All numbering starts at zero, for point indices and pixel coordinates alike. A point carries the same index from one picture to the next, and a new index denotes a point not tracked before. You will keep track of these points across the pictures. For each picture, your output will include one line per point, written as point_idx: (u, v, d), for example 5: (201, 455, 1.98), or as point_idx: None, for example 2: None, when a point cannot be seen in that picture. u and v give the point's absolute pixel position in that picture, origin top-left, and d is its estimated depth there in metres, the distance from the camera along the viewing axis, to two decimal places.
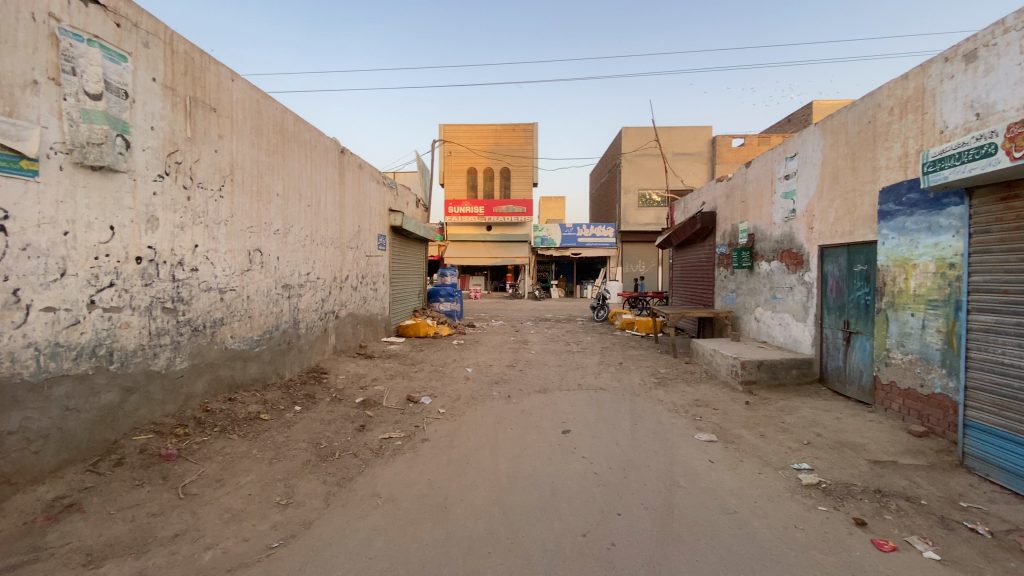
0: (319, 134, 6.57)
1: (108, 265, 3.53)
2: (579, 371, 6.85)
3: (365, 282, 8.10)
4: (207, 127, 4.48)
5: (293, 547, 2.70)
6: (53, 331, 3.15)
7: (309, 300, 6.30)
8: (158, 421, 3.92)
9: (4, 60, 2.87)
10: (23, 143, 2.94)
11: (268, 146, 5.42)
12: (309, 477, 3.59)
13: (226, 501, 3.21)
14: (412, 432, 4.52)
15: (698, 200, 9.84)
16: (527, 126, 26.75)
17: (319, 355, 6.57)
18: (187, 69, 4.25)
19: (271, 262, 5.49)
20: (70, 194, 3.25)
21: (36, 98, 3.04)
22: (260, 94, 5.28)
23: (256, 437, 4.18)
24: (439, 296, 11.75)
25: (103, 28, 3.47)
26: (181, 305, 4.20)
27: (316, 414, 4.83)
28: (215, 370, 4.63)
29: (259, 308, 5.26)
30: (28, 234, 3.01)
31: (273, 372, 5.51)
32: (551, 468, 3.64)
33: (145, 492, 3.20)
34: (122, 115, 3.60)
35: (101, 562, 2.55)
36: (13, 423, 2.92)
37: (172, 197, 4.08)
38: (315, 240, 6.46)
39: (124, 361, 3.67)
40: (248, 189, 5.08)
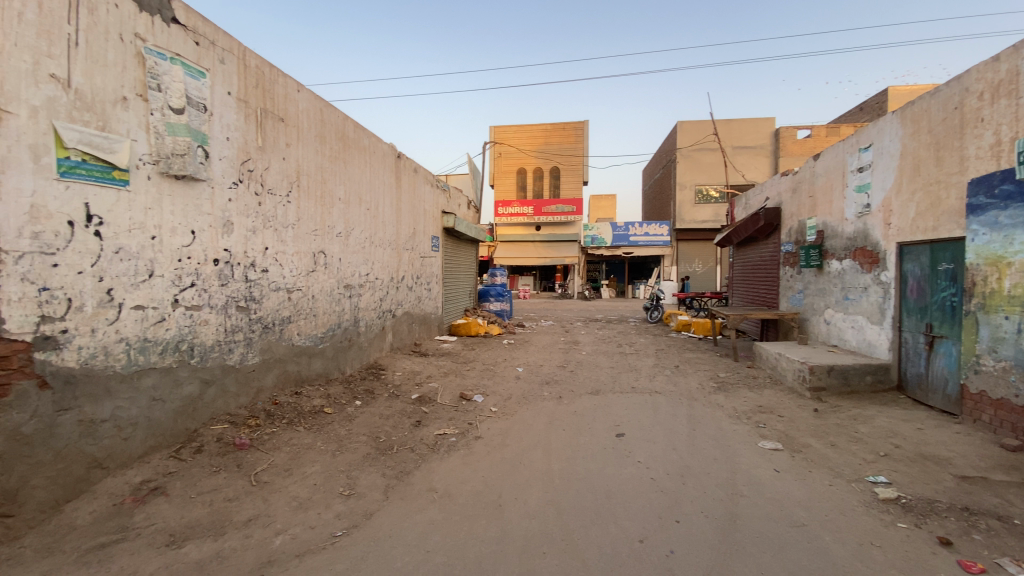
0: (377, 140, 6.81)
1: (190, 267, 3.82)
2: (632, 373, 6.71)
3: (420, 282, 8.31)
4: (276, 136, 4.75)
5: (355, 536, 2.81)
6: (141, 328, 3.44)
7: (368, 299, 6.54)
8: (232, 412, 4.20)
9: (100, 80, 3.16)
10: (115, 155, 3.22)
11: (331, 152, 5.68)
12: (369, 469, 3.73)
13: (294, 489, 3.39)
14: (466, 429, 4.59)
15: (761, 196, 9.37)
16: (578, 124, 26.49)
17: (376, 353, 6.81)
18: (258, 82, 4.52)
19: (333, 263, 5.74)
20: (157, 202, 3.54)
21: (127, 113, 3.32)
22: (323, 103, 5.54)
23: (320, 429, 4.39)
24: (489, 296, 11.88)
25: (184, 47, 3.76)
26: (254, 304, 4.48)
27: (375, 409, 5.00)
28: (284, 365, 4.91)
29: (323, 307, 5.51)
30: (121, 238, 3.30)
31: (335, 368, 5.77)
32: (605, 471, 3.58)
33: (222, 478, 3.43)
34: (201, 127, 3.89)
35: (182, 543, 2.76)
36: (107, 412, 3.20)
37: (245, 203, 4.35)
38: (374, 242, 6.69)
39: (203, 356, 3.96)
40: (312, 195, 5.33)
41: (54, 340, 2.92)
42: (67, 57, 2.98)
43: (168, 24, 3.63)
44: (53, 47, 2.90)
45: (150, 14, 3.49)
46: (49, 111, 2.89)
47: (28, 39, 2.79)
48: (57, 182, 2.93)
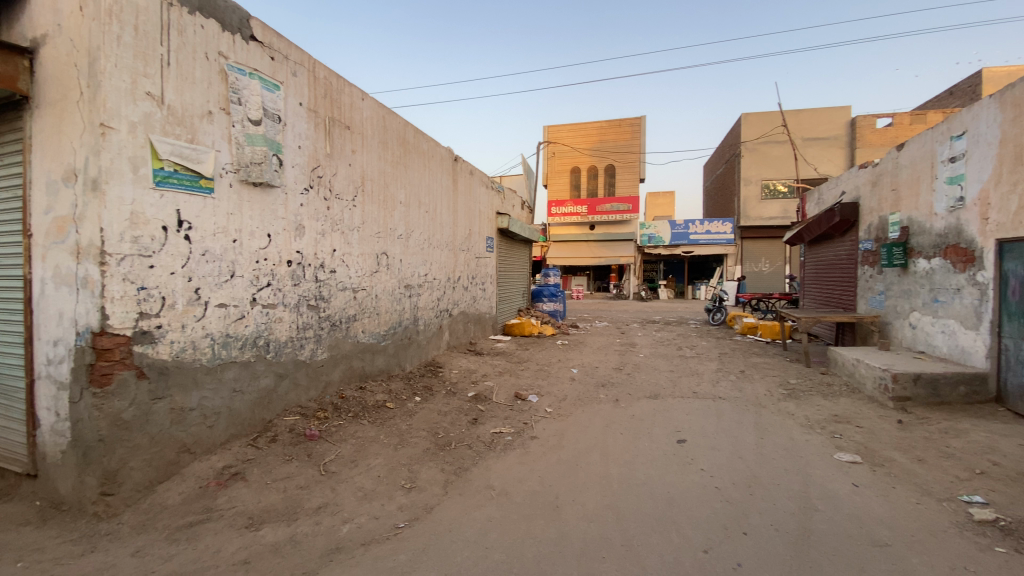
0: (436, 144, 6.99)
1: (266, 268, 4.08)
2: (694, 377, 6.47)
3: (475, 282, 8.44)
4: (343, 143, 4.99)
5: (417, 529, 2.89)
6: (224, 324, 3.72)
7: (426, 299, 6.72)
8: (303, 405, 4.45)
9: (188, 96, 3.44)
10: (202, 164, 3.50)
11: (393, 157, 5.88)
12: (429, 464, 3.82)
13: (360, 481, 3.54)
14: (522, 429, 4.61)
15: (836, 190, 8.77)
16: (635, 120, 25.83)
17: (434, 351, 6.98)
18: (326, 93, 4.77)
19: (395, 264, 5.94)
20: (237, 208, 3.81)
21: (212, 126, 3.60)
22: (385, 110, 5.75)
23: (383, 423, 4.56)
24: (543, 296, 11.88)
25: (261, 62, 4.02)
26: (323, 303, 4.73)
27: (434, 406, 5.13)
28: (349, 361, 5.14)
29: (385, 306, 5.72)
30: (206, 242, 3.58)
31: (396, 365, 5.97)
32: (666, 478, 3.48)
33: (294, 467, 3.65)
34: (276, 137, 4.15)
35: (260, 525, 2.96)
36: (195, 401, 3.48)
37: (315, 208, 4.60)
38: (432, 243, 6.87)
39: (278, 351, 4.22)
40: (376, 199, 5.55)
41: (150, 335, 3.21)
42: (160, 76, 3.26)
43: (247, 41, 3.91)
44: (149, 68, 3.19)
45: (231, 33, 3.77)
46: (146, 126, 3.18)
47: (127, 61, 3.07)
48: (153, 191, 3.21)
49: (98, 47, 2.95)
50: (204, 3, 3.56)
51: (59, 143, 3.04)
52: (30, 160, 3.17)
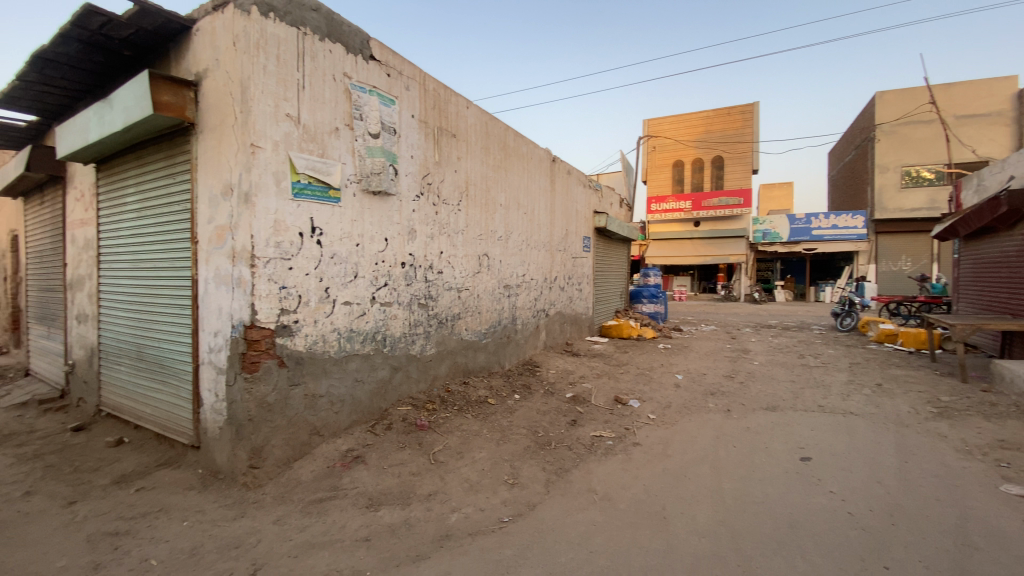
0: (535, 146, 7.08)
1: (383, 269, 4.42)
2: (818, 389, 5.87)
3: (572, 283, 8.41)
4: (450, 150, 5.24)
5: (521, 525, 2.96)
6: (349, 320, 4.09)
7: (525, 299, 6.82)
8: (414, 396, 4.76)
9: (319, 116, 3.83)
10: (330, 176, 3.89)
11: (494, 161, 6.06)
12: (530, 462, 3.89)
13: (466, 472, 3.70)
14: (623, 434, 4.51)
15: (1003, 175, 7.44)
16: (747, 107, 23.96)
17: (531, 350, 7.07)
18: (435, 103, 5.04)
19: (496, 265, 6.11)
20: (359, 214, 4.17)
21: (338, 141, 3.98)
22: (488, 116, 5.94)
23: (486, 418, 4.72)
24: (643, 296, 11.53)
25: (379, 79, 4.37)
26: (431, 302, 5.01)
27: (533, 404, 5.20)
28: (454, 356, 5.38)
29: (487, 305, 5.92)
30: (334, 245, 3.96)
31: (496, 362, 6.15)
32: (786, 498, 3.20)
33: (407, 454, 3.91)
34: (392, 148, 4.48)
35: (378, 507, 3.21)
36: (324, 389, 3.87)
37: (425, 213, 4.89)
38: (530, 244, 6.97)
39: (393, 346, 4.54)
40: (478, 202, 5.75)
41: (289, 329, 3.62)
42: (297, 99, 3.67)
43: (367, 61, 4.26)
44: (288, 92, 3.61)
45: (354, 55, 4.13)
46: (286, 145, 3.59)
47: (272, 88, 3.50)
48: (292, 202, 3.63)
49: (248, 77, 3.38)
50: (332, 30, 3.94)
51: (219, 163, 3.54)
52: (197, 178, 3.74)
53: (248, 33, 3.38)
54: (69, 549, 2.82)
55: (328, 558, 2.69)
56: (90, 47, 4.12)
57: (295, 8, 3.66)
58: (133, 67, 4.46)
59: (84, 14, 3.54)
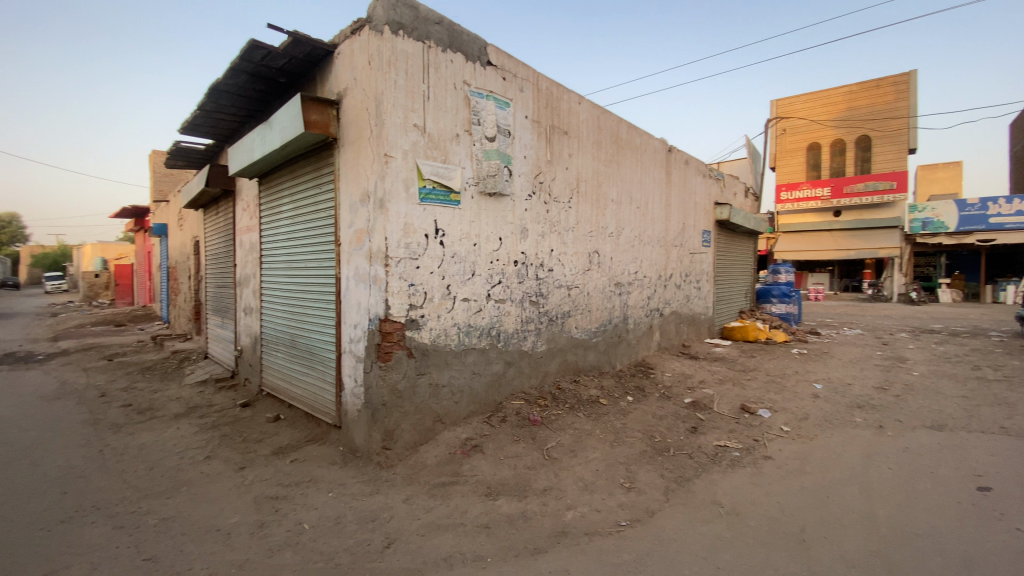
0: (650, 137, 6.81)
1: (498, 268, 4.57)
2: (1002, 408, 4.90)
3: (689, 280, 7.97)
4: (561, 148, 5.25)
5: (640, 531, 2.88)
6: (467, 316, 4.29)
7: (637, 297, 6.61)
8: (526, 391, 4.86)
9: (442, 123, 4.07)
10: (451, 180, 4.10)
11: (606, 156, 5.95)
12: (648, 467, 3.76)
13: (580, 471, 3.69)
14: (751, 446, 4.17)
15: None
16: (903, 77, 20.57)
17: (645, 351, 6.84)
18: (548, 102, 5.08)
19: (607, 262, 6.01)
20: (477, 215, 4.35)
21: (459, 147, 4.19)
22: (601, 110, 5.84)
23: (598, 418, 4.66)
24: (771, 296, 10.55)
25: (495, 84, 4.51)
26: (542, 300, 5.06)
27: (648, 407, 5.03)
28: (565, 354, 5.39)
29: (597, 303, 5.83)
30: (455, 245, 4.18)
31: (607, 362, 6.05)
32: (959, 532, 2.73)
33: (522, 447, 4.01)
34: (507, 149, 4.60)
35: (496, 496, 3.34)
36: (445, 379, 4.12)
37: (537, 211, 4.95)
38: (643, 240, 6.73)
39: (506, 342, 4.67)
40: (589, 198, 5.69)
41: (416, 323, 3.90)
42: (423, 109, 3.93)
43: (485, 67, 4.42)
44: (416, 104, 3.88)
45: (472, 62, 4.31)
46: (413, 152, 3.87)
47: (402, 101, 3.79)
48: (419, 207, 3.90)
49: (382, 93, 3.69)
50: (453, 40, 4.15)
51: (357, 172, 3.92)
52: (339, 187, 4.18)
53: (381, 52, 3.69)
54: (241, 507, 3.33)
55: (452, 540, 2.85)
56: (254, 77, 4.81)
57: (421, 24, 3.92)
58: (286, 92, 5.10)
59: (249, 48, 4.14)
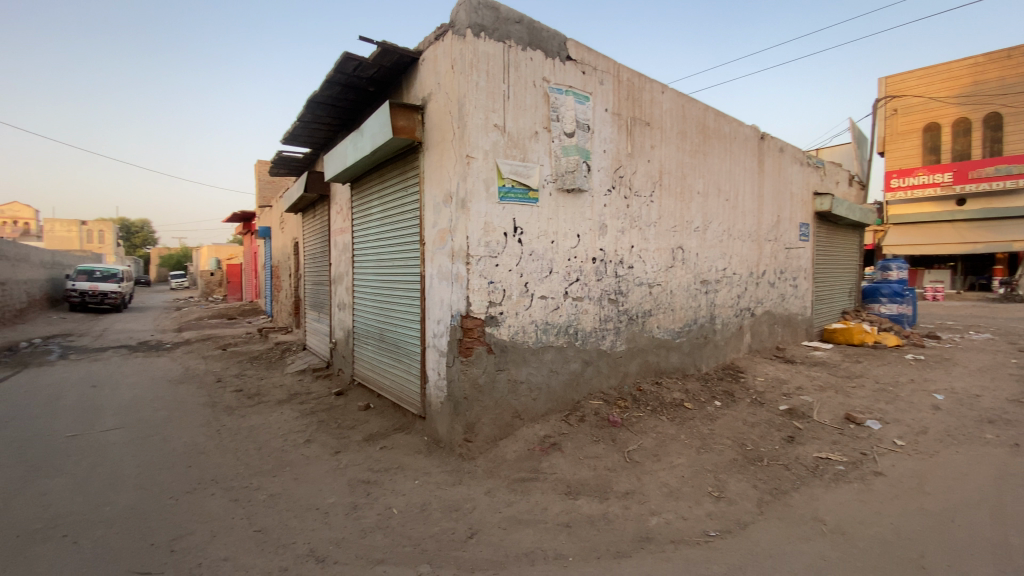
0: (740, 124, 6.40)
1: (576, 265, 4.52)
2: None
3: (784, 278, 7.40)
4: (643, 140, 5.08)
5: (730, 543, 2.73)
6: (545, 314, 4.29)
7: (725, 296, 6.25)
8: (605, 391, 4.77)
9: (521, 122, 4.09)
10: (530, 178, 4.11)
11: (692, 146, 5.68)
12: (738, 477, 3.55)
13: (664, 476, 3.56)
14: (858, 460, 3.80)
15: None
16: None
17: (734, 353, 6.45)
18: (629, 94, 4.93)
19: (691, 259, 5.73)
20: (555, 212, 4.33)
21: (538, 144, 4.20)
22: (686, 98, 5.57)
23: (683, 423, 4.47)
24: (880, 295, 9.52)
25: (575, 78, 4.45)
26: (622, 298, 4.94)
27: (738, 413, 4.74)
28: (646, 354, 5.22)
29: (681, 301, 5.59)
30: (533, 243, 4.19)
31: (692, 364, 5.78)
32: None
33: (602, 448, 3.94)
34: (586, 145, 4.53)
35: (576, 495, 3.32)
36: (524, 375, 4.15)
37: (617, 207, 4.84)
38: (732, 235, 6.34)
39: (584, 340, 4.61)
40: (673, 191, 5.46)
41: (495, 320, 3.96)
42: (503, 109, 3.98)
43: (564, 62, 4.38)
44: (496, 104, 3.93)
45: (552, 59, 4.29)
46: (494, 152, 3.93)
47: (483, 102, 3.86)
48: (498, 205, 3.95)
49: (464, 95, 3.79)
50: (533, 38, 4.15)
51: (441, 174, 4.05)
52: (424, 188, 4.35)
53: (464, 55, 3.78)
54: (337, 489, 3.58)
55: (533, 536, 2.87)
56: (347, 88, 5.13)
57: (501, 24, 3.96)
58: (375, 100, 5.39)
59: (343, 60, 4.42)
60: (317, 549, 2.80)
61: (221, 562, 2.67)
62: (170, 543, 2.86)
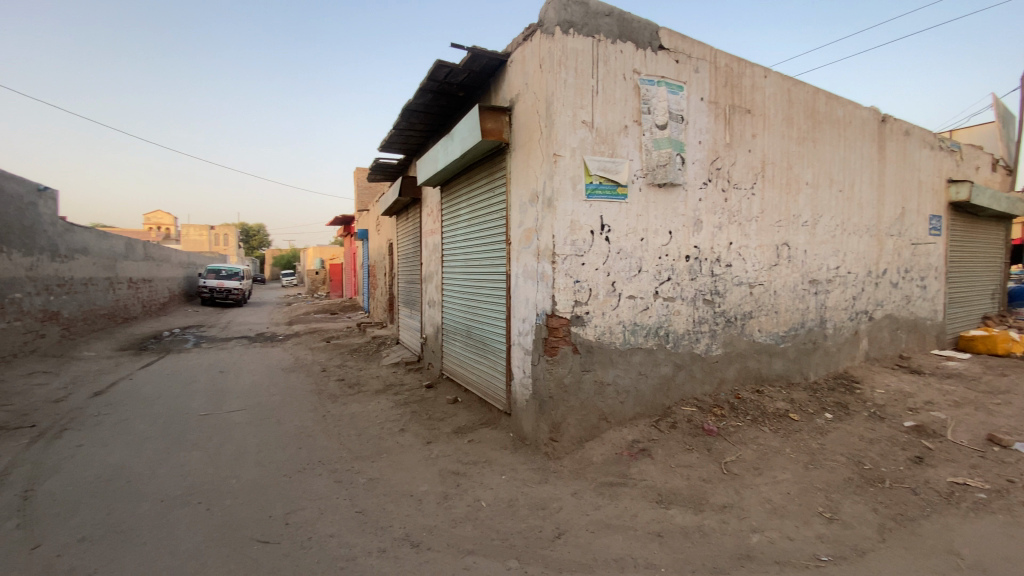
0: (856, 107, 5.78)
1: (667, 263, 4.33)
2: None
3: (910, 277, 6.57)
4: (743, 129, 4.75)
5: (846, 570, 2.47)
6: (633, 314, 4.16)
7: (838, 297, 5.67)
8: (699, 398, 4.53)
9: (610, 116, 4.00)
10: (618, 174, 4.01)
11: (799, 133, 5.21)
12: (854, 498, 3.20)
13: (766, 492, 3.30)
14: (1007, 489, 3.26)
15: None
16: None
17: (847, 361, 5.83)
18: (727, 80, 4.63)
19: (798, 256, 5.26)
20: (645, 209, 4.19)
21: (627, 138, 4.07)
22: (792, 82, 5.13)
23: (787, 435, 4.12)
24: None
25: (667, 68, 4.27)
26: (718, 298, 4.66)
27: (853, 428, 4.28)
28: (745, 360, 4.88)
29: (786, 303, 5.16)
30: (621, 241, 4.08)
31: (798, 371, 5.31)
32: None
33: (696, 458, 3.74)
34: (679, 136, 4.32)
35: (668, 505, 3.18)
36: (611, 377, 4.05)
37: (713, 201, 4.56)
38: (846, 230, 5.73)
39: (676, 342, 4.41)
40: (777, 183, 5.05)
41: (582, 319, 3.91)
42: (592, 104, 3.91)
43: (656, 52, 4.21)
44: (585, 100, 3.87)
45: (643, 49, 4.14)
46: (582, 149, 3.88)
47: (571, 99, 3.82)
48: (586, 203, 3.90)
49: (552, 93, 3.78)
50: (623, 30, 4.04)
51: (528, 174, 4.08)
52: (511, 188, 4.40)
53: (552, 54, 3.77)
54: (428, 478, 3.74)
55: (622, 542, 2.79)
56: (438, 94, 5.34)
57: (591, 19, 3.89)
58: (465, 104, 5.56)
59: (436, 68, 4.61)
60: (411, 535, 2.94)
61: (328, 538, 2.89)
62: (285, 516, 3.15)
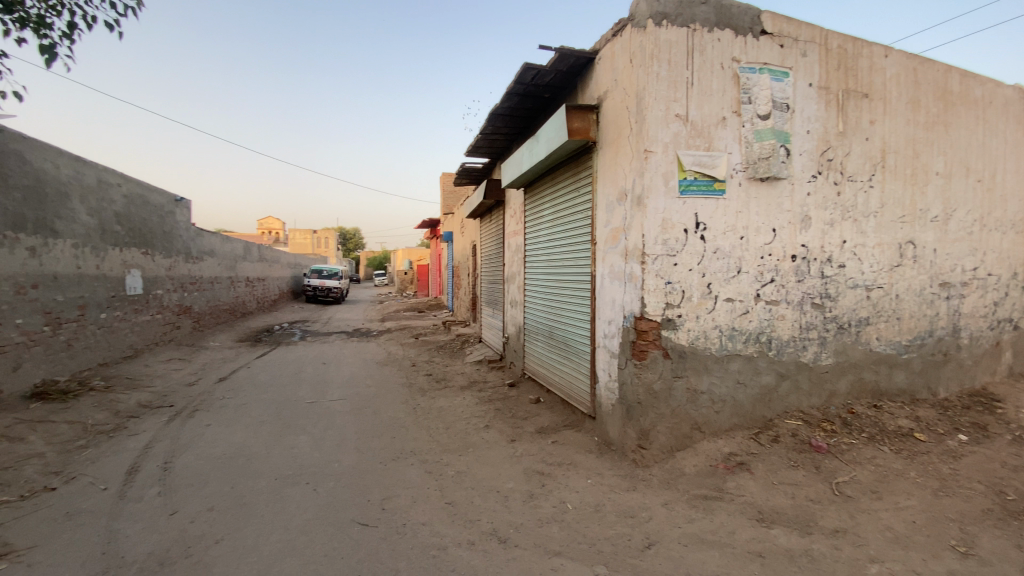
0: (1000, 84, 5.01)
1: (770, 263, 4.03)
2: None
3: None
4: (859, 115, 4.29)
5: None
6: (731, 318, 3.92)
7: (976, 303, 4.94)
8: (805, 410, 4.16)
9: (707, 109, 3.80)
10: (716, 169, 3.79)
11: (928, 117, 4.62)
12: (998, 533, 2.77)
13: (887, 519, 2.95)
14: None
15: None
16: None
17: (987, 376, 5.07)
18: (840, 63, 4.22)
19: (925, 255, 4.66)
20: (745, 205, 3.93)
21: (725, 131, 3.85)
22: (918, 60, 4.56)
23: (913, 458, 3.66)
24: None
25: (771, 54, 3.97)
26: (829, 302, 4.25)
27: (996, 453, 3.70)
28: (859, 371, 4.41)
29: (910, 309, 4.59)
30: (718, 240, 3.86)
31: (924, 386, 4.70)
32: None
33: (802, 475, 3.44)
34: (784, 126, 4.00)
35: (770, 524, 2.95)
36: (705, 385, 3.85)
37: (824, 195, 4.17)
38: (986, 225, 4.99)
39: (780, 350, 4.09)
40: (901, 174, 4.51)
41: (673, 322, 3.75)
42: (686, 97, 3.74)
43: (758, 37, 3.93)
44: (678, 93, 3.71)
45: (744, 36, 3.89)
46: (675, 145, 3.72)
47: (664, 92, 3.68)
48: (678, 200, 3.74)
49: (643, 88, 3.67)
50: (721, 16, 3.82)
51: (616, 172, 3.98)
52: (597, 187, 4.34)
53: (644, 47, 3.66)
54: (514, 475, 3.78)
55: (718, 559, 2.64)
56: (524, 97, 5.39)
57: (686, 8, 3.72)
58: (550, 105, 5.57)
59: (523, 71, 4.66)
60: (498, 530, 2.99)
61: (420, 526, 3.02)
62: (381, 502, 3.34)
